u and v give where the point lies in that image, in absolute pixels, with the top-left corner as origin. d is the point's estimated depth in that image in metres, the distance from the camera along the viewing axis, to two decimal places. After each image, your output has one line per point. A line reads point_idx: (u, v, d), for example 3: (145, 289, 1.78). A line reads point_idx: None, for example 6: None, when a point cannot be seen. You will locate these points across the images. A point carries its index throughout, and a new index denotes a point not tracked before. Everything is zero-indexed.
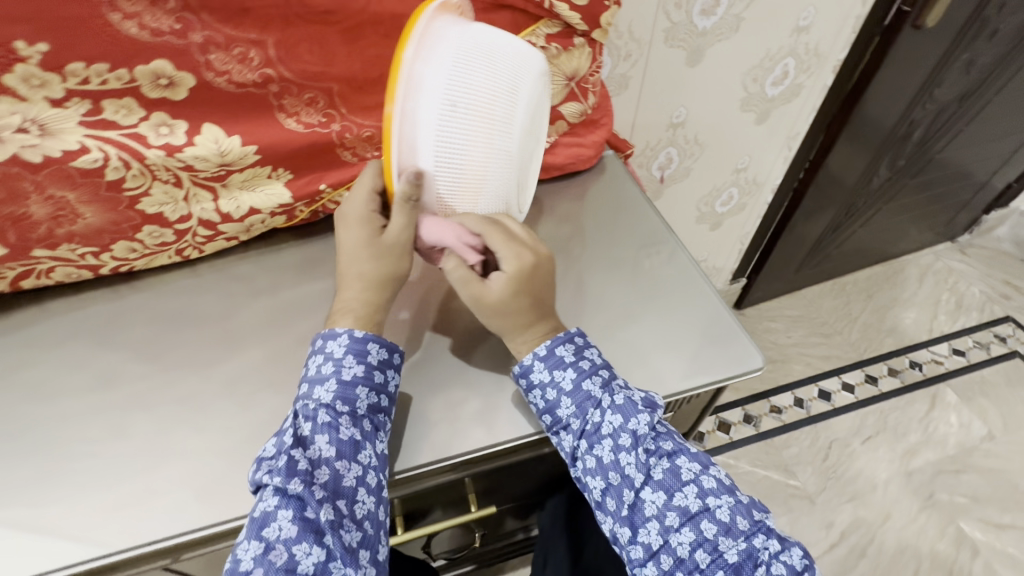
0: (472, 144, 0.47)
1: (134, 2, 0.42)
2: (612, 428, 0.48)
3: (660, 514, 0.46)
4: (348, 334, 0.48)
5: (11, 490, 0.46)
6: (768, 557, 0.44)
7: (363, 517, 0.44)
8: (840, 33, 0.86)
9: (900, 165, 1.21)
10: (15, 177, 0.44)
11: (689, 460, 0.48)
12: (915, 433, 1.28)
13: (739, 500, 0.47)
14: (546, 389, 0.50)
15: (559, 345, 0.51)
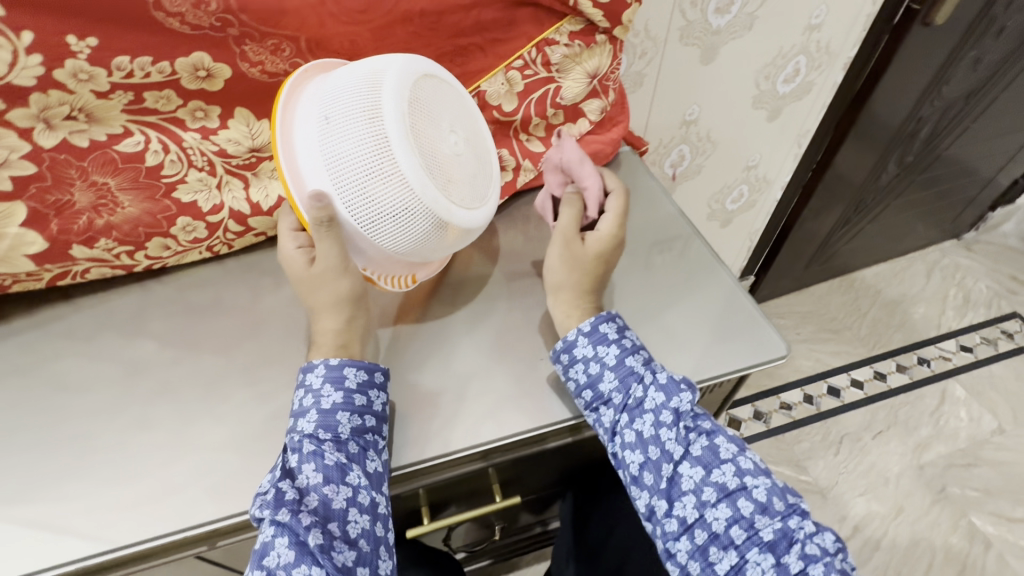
0: (359, 142, 0.43)
1: (178, 4, 0.43)
2: (654, 403, 0.50)
3: (696, 488, 0.47)
4: (323, 363, 0.48)
5: (52, 478, 0.47)
6: (804, 536, 0.44)
7: (358, 536, 0.44)
8: (850, 32, 0.87)
9: (908, 162, 1.22)
10: (62, 164, 0.46)
11: (726, 441, 0.49)
12: (925, 427, 1.29)
13: (774, 482, 0.47)
14: (590, 363, 0.51)
15: (604, 323, 0.53)
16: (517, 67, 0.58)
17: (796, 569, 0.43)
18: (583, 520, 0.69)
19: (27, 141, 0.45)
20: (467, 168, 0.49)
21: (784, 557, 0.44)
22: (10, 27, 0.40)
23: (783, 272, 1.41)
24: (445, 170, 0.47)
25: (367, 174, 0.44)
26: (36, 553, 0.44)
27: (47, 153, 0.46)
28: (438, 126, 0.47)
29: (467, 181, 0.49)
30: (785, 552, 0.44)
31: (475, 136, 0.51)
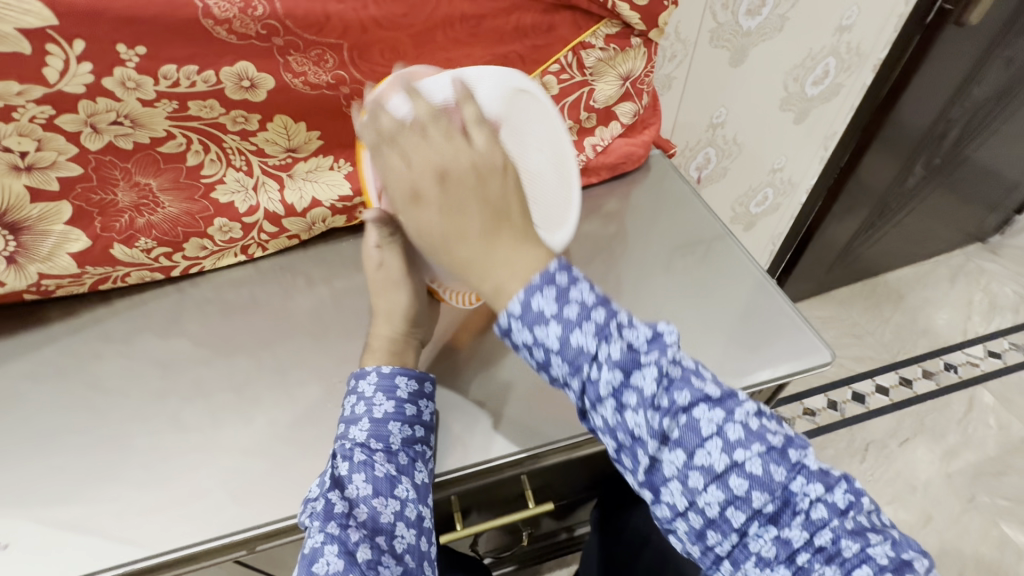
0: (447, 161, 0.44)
1: (226, 10, 0.44)
2: (610, 386, 0.39)
3: (681, 475, 0.39)
4: (376, 371, 0.48)
5: (93, 482, 0.47)
6: (809, 504, 0.37)
7: (404, 551, 0.43)
8: (882, 32, 0.86)
9: (936, 165, 1.20)
10: (108, 165, 0.48)
11: (710, 409, 0.39)
12: (954, 434, 1.27)
13: (771, 446, 0.38)
14: (531, 349, 0.41)
15: (535, 295, 0.40)
16: (553, 72, 0.58)
17: (800, 543, 0.37)
18: (617, 521, 0.68)
19: (74, 144, 0.46)
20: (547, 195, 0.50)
21: (787, 530, 0.37)
22: (62, 36, 0.40)
23: (806, 275, 1.39)
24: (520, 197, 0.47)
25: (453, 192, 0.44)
26: (80, 556, 0.44)
27: (93, 155, 0.47)
28: (525, 147, 0.47)
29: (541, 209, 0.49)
30: (788, 523, 0.37)
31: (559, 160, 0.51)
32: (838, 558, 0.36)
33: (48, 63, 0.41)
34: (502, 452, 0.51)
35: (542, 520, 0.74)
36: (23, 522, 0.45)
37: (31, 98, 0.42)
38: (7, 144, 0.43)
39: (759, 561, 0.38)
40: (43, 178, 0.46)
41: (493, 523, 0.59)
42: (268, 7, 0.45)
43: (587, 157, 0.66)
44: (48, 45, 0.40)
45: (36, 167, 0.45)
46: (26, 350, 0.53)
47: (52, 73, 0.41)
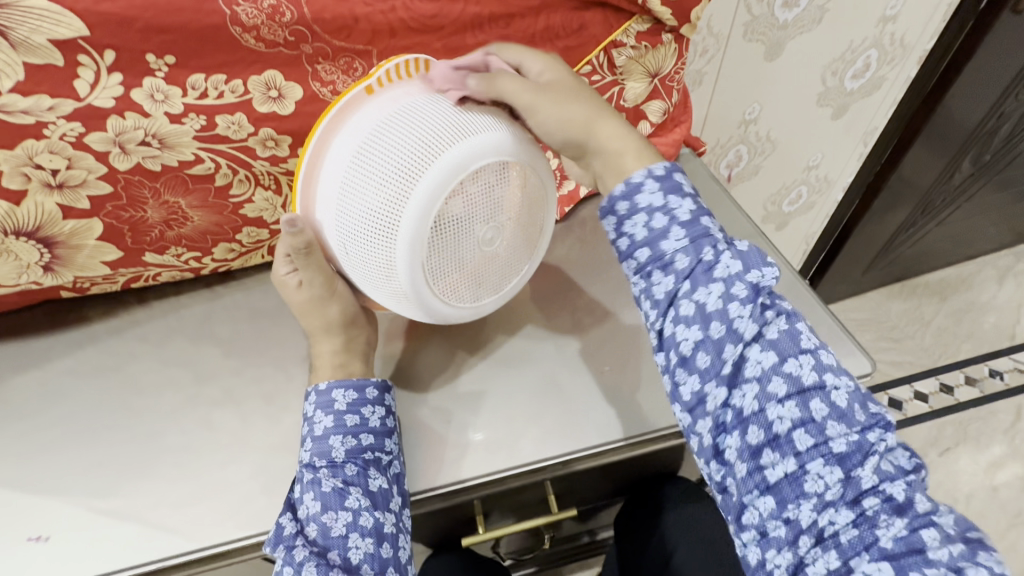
0: (367, 242, 0.44)
1: (254, 17, 0.44)
2: (727, 273, 0.44)
3: (763, 378, 0.42)
4: (314, 390, 0.48)
5: (131, 480, 0.49)
6: (880, 450, 0.40)
7: (360, 562, 0.43)
8: (930, 22, 0.82)
9: (985, 161, 1.13)
10: (136, 184, 0.48)
11: (807, 330, 0.44)
12: (999, 444, 1.22)
13: (856, 389, 0.42)
14: (654, 217, 0.45)
15: (678, 171, 0.47)
16: (585, 73, 0.56)
17: (857, 479, 0.40)
18: (638, 531, 0.66)
19: (103, 164, 0.46)
20: (498, 263, 0.49)
21: (853, 471, 0.40)
22: (92, 47, 0.41)
23: (840, 277, 1.34)
24: (469, 265, 0.47)
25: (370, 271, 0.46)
26: (119, 548, 0.46)
27: (122, 175, 0.48)
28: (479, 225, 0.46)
29: (494, 270, 0.50)
30: (856, 464, 0.40)
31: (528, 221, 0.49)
32: (892, 501, 0.40)
33: (78, 76, 0.42)
34: (528, 458, 0.51)
35: (565, 523, 0.73)
36: (65, 515, 0.47)
37: (62, 113, 0.43)
38: (39, 161, 0.44)
39: (808, 490, 0.40)
40: (74, 196, 0.47)
41: (512, 528, 0.59)
42: (296, 13, 0.45)
43: None
44: (80, 55, 0.41)
45: (67, 185, 0.46)
46: (66, 350, 0.55)
47: (83, 85, 0.43)
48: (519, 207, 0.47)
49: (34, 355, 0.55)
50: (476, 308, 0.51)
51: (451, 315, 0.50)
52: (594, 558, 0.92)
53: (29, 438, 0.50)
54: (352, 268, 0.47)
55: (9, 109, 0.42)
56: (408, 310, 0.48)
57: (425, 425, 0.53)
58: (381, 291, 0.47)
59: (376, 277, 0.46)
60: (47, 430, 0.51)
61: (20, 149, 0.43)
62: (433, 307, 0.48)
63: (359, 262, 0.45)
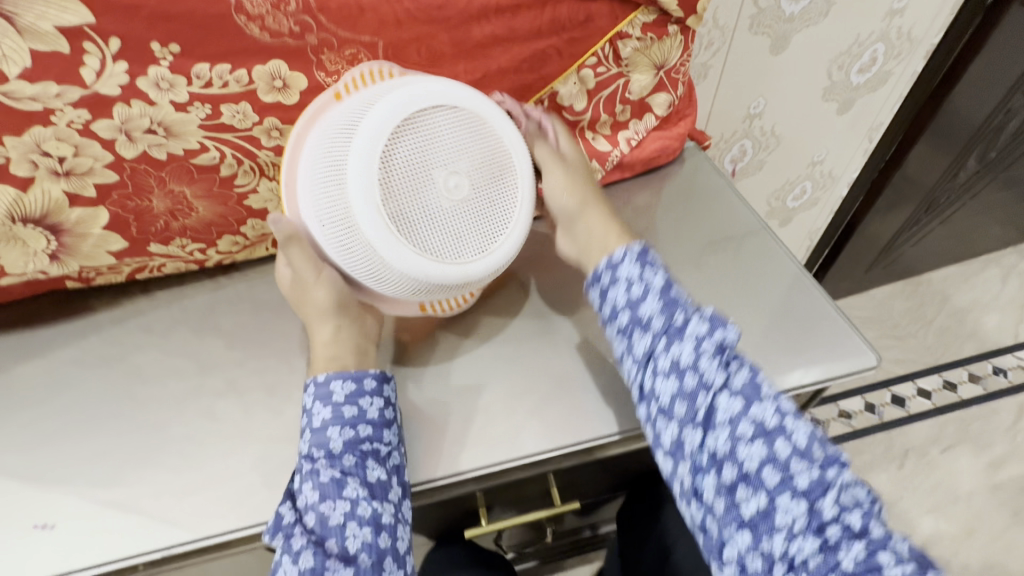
0: (333, 201, 0.45)
1: (259, 6, 0.44)
2: (697, 330, 0.46)
3: (732, 421, 0.44)
4: (312, 381, 0.48)
5: (134, 470, 0.49)
6: (841, 484, 0.41)
7: (358, 551, 0.43)
8: (937, 16, 0.81)
9: (991, 158, 1.12)
10: (142, 173, 0.49)
11: (770, 381, 0.46)
12: (1001, 442, 1.22)
13: (815, 430, 0.44)
14: (633, 284, 0.50)
15: (653, 248, 0.52)
16: (590, 65, 0.56)
17: (828, 517, 0.40)
18: (639, 525, 0.66)
19: (110, 151, 0.47)
20: (473, 220, 0.47)
21: (818, 504, 0.40)
22: (99, 34, 0.41)
23: (844, 274, 1.33)
24: (436, 215, 0.45)
25: (343, 234, 0.45)
26: (122, 537, 0.46)
27: (128, 163, 0.48)
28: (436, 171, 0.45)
29: (472, 227, 0.47)
30: (821, 498, 0.40)
31: (495, 175, 0.48)
32: (864, 537, 0.39)
33: (85, 63, 0.42)
34: (530, 450, 0.51)
35: (565, 517, 0.73)
36: (68, 504, 0.47)
37: (69, 100, 0.43)
38: (46, 148, 0.45)
39: (784, 531, 0.40)
40: (80, 183, 0.47)
41: (512, 521, 0.59)
42: (302, 3, 0.44)
43: (621, 152, 0.64)
44: (85, 43, 0.41)
45: (74, 173, 0.47)
46: (70, 340, 0.55)
47: (89, 73, 0.43)
48: (484, 161, 0.47)
49: (38, 345, 0.55)
50: (461, 271, 0.46)
51: (431, 274, 0.45)
52: (594, 552, 0.93)
53: (33, 427, 0.50)
54: (329, 243, 0.47)
55: (15, 95, 0.42)
56: (383, 274, 0.46)
57: (429, 419, 0.52)
58: (356, 259, 0.46)
59: (343, 236, 0.46)
60: (51, 419, 0.51)
61: (28, 136, 0.43)
62: (404, 258, 0.44)
63: (331, 228, 0.46)
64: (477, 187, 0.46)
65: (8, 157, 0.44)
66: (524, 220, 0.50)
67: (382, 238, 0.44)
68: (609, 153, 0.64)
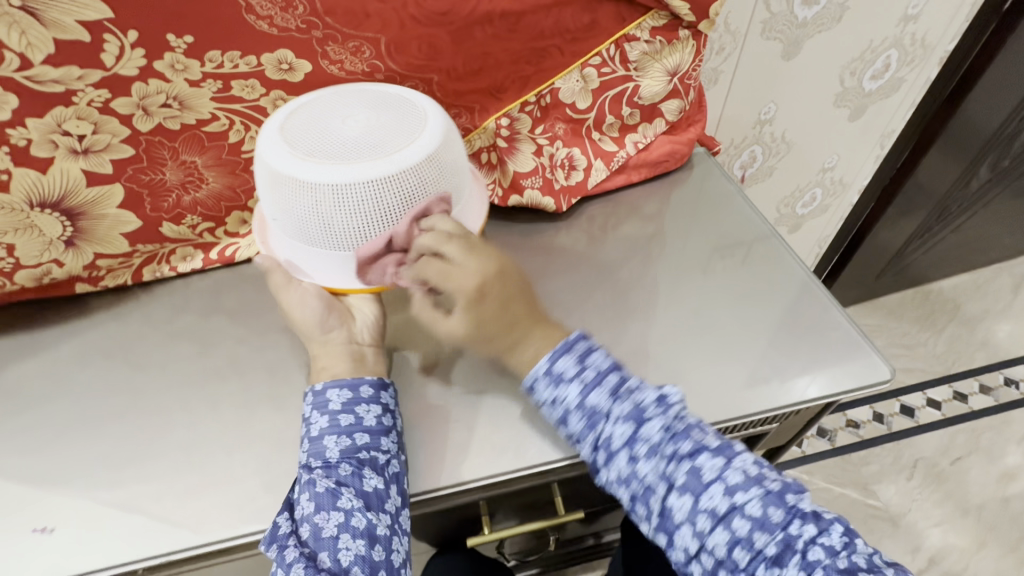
0: (264, 179, 0.45)
1: (267, 7, 0.44)
2: (624, 439, 0.45)
3: (690, 518, 0.43)
4: (310, 390, 0.48)
5: (136, 473, 0.48)
6: (806, 544, 0.41)
7: (351, 564, 0.42)
8: (952, 22, 0.80)
9: (1004, 166, 1.10)
10: (156, 145, 0.49)
11: (710, 457, 0.44)
12: (1013, 454, 1.20)
13: (768, 490, 0.43)
14: (553, 406, 0.47)
15: (559, 358, 0.47)
16: (593, 64, 0.56)
17: None
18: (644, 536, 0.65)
19: (127, 127, 0.47)
20: (387, 133, 0.45)
21: (789, 571, 0.40)
22: (117, 27, 0.42)
23: (853, 281, 1.32)
24: (352, 137, 0.44)
25: (279, 199, 0.45)
26: (121, 541, 0.46)
27: (144, 136, 0.48)
28: (338, 115, 0.46)
29: (390, 134, 0.45)
30: (789, 564, 0.40)
31: (402, 102, 0.47)
32: None
33: (105, 49, 0.43)
34: (534, 459, 0.50)
35: (569, 526, 0.72)
36: (68, 506, 0.47)
37: (91, 82, 0.44)
38: (67, 128, 0.45)
39: None
40: (97, 161, 0.48)
41: (516, 530, 0.57)
42: (309, 5, 0.44)
43: (627, 154, 0.64)
44: (105, 34, 0.42)
45: (92, 151, 0.47)
46: (74, 339, 0.55)
47: (110, 57, 0.43)
48: (386, 99, 0.48)
49: (43, 345, 0.54)
50: (394, 157, 0.43)
51: (362, 170, 0.43)
52: (598, 561, 0.91)
53: (38, 427, 0.50)
54: (295, 238, 0.47)
55: (39, 79, 0.42)
56: (332, 208, 0.43)
57: (431, 426, 0.52)
58: (310, 223, 0.44)
59: (279, 198, 0.45)
60: (54, 419, 0.50)
61: (49, 117, 0.44)
62: (325, 173, 0.43)
63: (282, 212, 0.45)
64: (384, 116, 0.46)
65: (29, 139, 0.45)
66: (445, 115, 0.47)
67: (302, 171, 0.43)
68: (615, 153, 0.63)
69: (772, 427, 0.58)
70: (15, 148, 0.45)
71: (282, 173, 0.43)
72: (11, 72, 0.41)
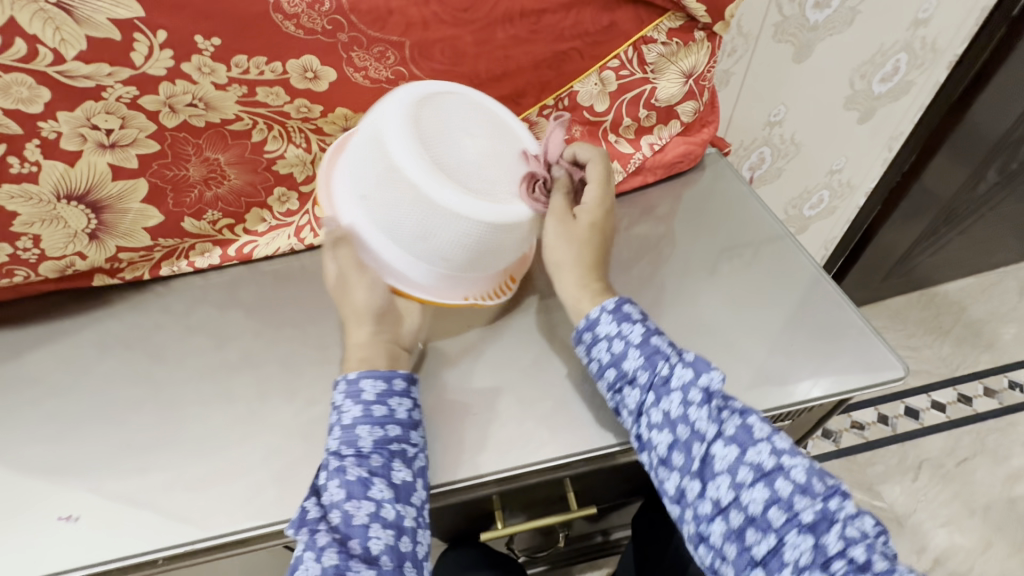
0: (372, 170, 0.47)
1: (295, 6, 0.45)
2: (681, 381, 0.47)
3: (731, 469, 0.44)
4: (343, 379, 0.48)
5: (156, 465, 0.49)
6: (844, 518, 0.41)
7: (380, 552, 0.43)
8: (962, 26, 0.81)
9: (1012, 169, 1.11)
10: (181, 141, 0.50)
11: (761, 421, 0.45)
12: (1018, 456, 1.20)
13: (812, 463, 0.44)
14: (613, 342, 0.50)
15: (627, 303, 0.51)
16: (612, 68, 0.56)
17: (835, 551, 0.40)
18: (653, 534, 0.65)
19: (153, 122, 0.48)
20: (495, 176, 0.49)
21: (824, 538, 0.40)
22: (147, 26, 0.43)
23: (858, 283, 1.33)
24: (472, 166, 0.48)
25: (382, 194, 0.47)
26: (143, 530, 0.46)
27: (169, 131, 0.49)
28: (457, 132, 0.48)
29: (501, 174, 0.50)
30: (825, 532, 0.40)
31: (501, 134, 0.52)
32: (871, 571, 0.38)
33: (134, 49, 0.43)
34: (549, 455, 0.51)
35: (578, 523, 0.72)
36: (90, 495, 0.47)
37: (119, 79, 0.44)
38: (96, 122, 0.46)
39: (794, 569, 0.40)
40: (123, 156, 0.49)
41: (530, 524, 0.58)
42: (335, 3, 0.45)
43: (644, 156, 0.64)
44: (135, 33, 0.43)
45: (118, 145, 0.48)
46: (94, 332, 0.56)
47: (138, 57, 0.44)
48: (489, 124, 0.51)
49: (62, 337, 0.55)
50: (504, 208, 0.48)
51: (479, 211, 0.47)
52: (604, 559, 0.92)
53: (58, 419, 0.51)
54: (375, 225, 0.49)
55: (71, 74, 0.43)
56: (435, 229, 0.47)
57: (447, 420, 0.52)
58: (408, 230, 0.48)
59: (387, 195, 0.47)
60: (75, 412, 0.51)
61: (80, 111, 0.45)
62: (447, 198, 0.46)
63: (376, 203, 0.48)
64: (493, 146, 0.50)
65: (59, 132, 0.45)
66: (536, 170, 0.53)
67: (425, 186, 0.45)
68: (631, 155, 0.64)
69: (783, 425, 0.59)
70: (46, 141, 0.46)
71: (402, 177, 0.46)
72: (44, 67, 0.42)
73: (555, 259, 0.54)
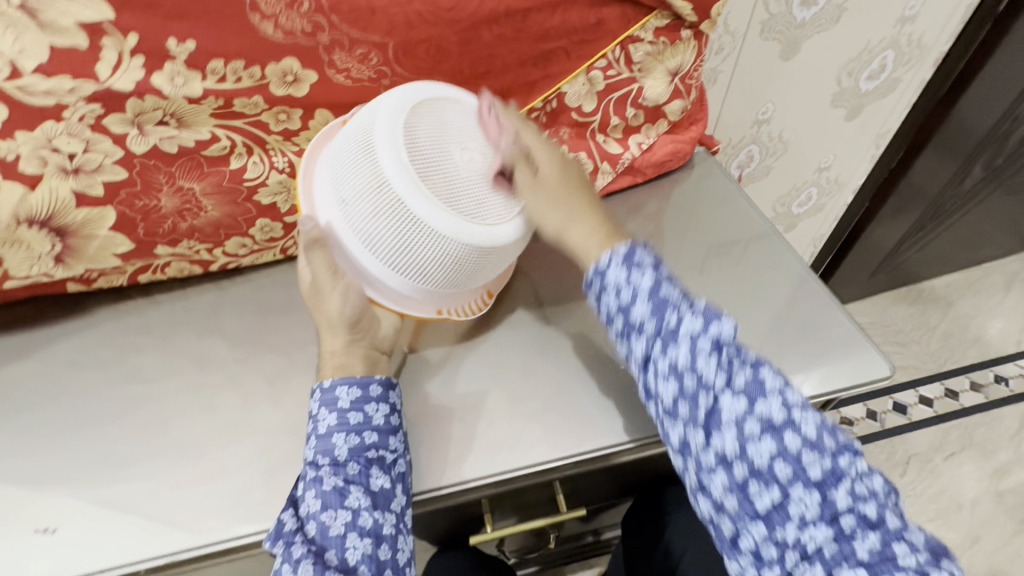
0: (355, 171, 0.46)
1: (273, 5, 0.44)
2: (692, 330, 0.44)
3: (739, 421, 0.42)
4: (318, 387, 0.47)
5: (136, 475, 0.48)
6: (855, 475, 0.40)
7: (358, 563, 0.42)
8: (948, 24, 0.81)
9: (998, 165, 1.12)
10: (151, 169, 0.48)
11: (774, 373, 0.44)
12: (1005, 450, 1.22)
13: (825, 420, 0.42)
14: (622, 288, 0.46)
15: (639, 247, 0.47)
16: (600, 67, 0.56)
17: (843, 509, 0.40)
18: (642, 534, 0.65)
19: (120, 147, 0.47)
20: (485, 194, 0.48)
21: (832, 495, 0.40)
22: (117, 29, 0.42)
23: (847, 280, 1.33)
24: (461, 182, 0.47)
25: (363, 197, 0.46)
26: (124, 542, 0.45)
27: (138, 158, 0.48)
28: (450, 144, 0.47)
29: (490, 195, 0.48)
30: (834, 489, 0.40)
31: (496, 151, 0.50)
32: (880, 529, 0.39)
33: (102, 58, 0.43)
34: (537, 458, 0.50)
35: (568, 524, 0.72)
36: (68, 507, 0.46)
37: (83, 95, 0.43)
38: (58, 143, 0.45)
39: (798, 525, 0.40)
40: (89, 181, 0.47)
41: (520, 527, 0.57)
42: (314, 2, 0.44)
43: (632, 155, 0.64)
44: (103, 38, 0.42)
45: (83, 169, 0.46)
46: (72, 340, 0.55)
47: (105, 67, 0.43)
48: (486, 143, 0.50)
49: (40, 346, 0.54)
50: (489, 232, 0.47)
51: (462, 233, 0.45)
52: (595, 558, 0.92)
53: (34, 431, 0.49)
54: (352, 227, 0.47)
55: (29, 89, 0.42)
56: (411, 240, 0.45)
57: (433, 425, 0.52)
58: (385, 237, 0.46)
59: (367, 199, 0.45)
60: (52, 422, 0.50)
61: (39, 131, 0.44)
62: (428, 212, 0.44)
63: (356, 206, 0.46)
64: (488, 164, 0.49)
65: (18, 153, 0.44)
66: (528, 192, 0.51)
67: (406, 193, 0.44)
68: (620, 155, 0.63)
69: None
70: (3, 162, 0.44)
71: (385, 185, 0.44)
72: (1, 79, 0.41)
73: (555, 222, 0.50)
